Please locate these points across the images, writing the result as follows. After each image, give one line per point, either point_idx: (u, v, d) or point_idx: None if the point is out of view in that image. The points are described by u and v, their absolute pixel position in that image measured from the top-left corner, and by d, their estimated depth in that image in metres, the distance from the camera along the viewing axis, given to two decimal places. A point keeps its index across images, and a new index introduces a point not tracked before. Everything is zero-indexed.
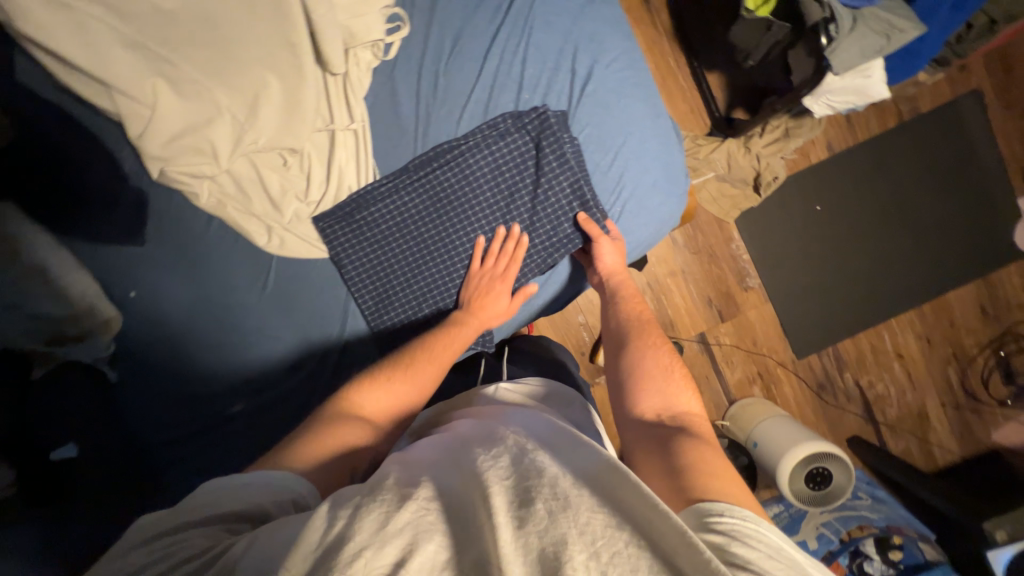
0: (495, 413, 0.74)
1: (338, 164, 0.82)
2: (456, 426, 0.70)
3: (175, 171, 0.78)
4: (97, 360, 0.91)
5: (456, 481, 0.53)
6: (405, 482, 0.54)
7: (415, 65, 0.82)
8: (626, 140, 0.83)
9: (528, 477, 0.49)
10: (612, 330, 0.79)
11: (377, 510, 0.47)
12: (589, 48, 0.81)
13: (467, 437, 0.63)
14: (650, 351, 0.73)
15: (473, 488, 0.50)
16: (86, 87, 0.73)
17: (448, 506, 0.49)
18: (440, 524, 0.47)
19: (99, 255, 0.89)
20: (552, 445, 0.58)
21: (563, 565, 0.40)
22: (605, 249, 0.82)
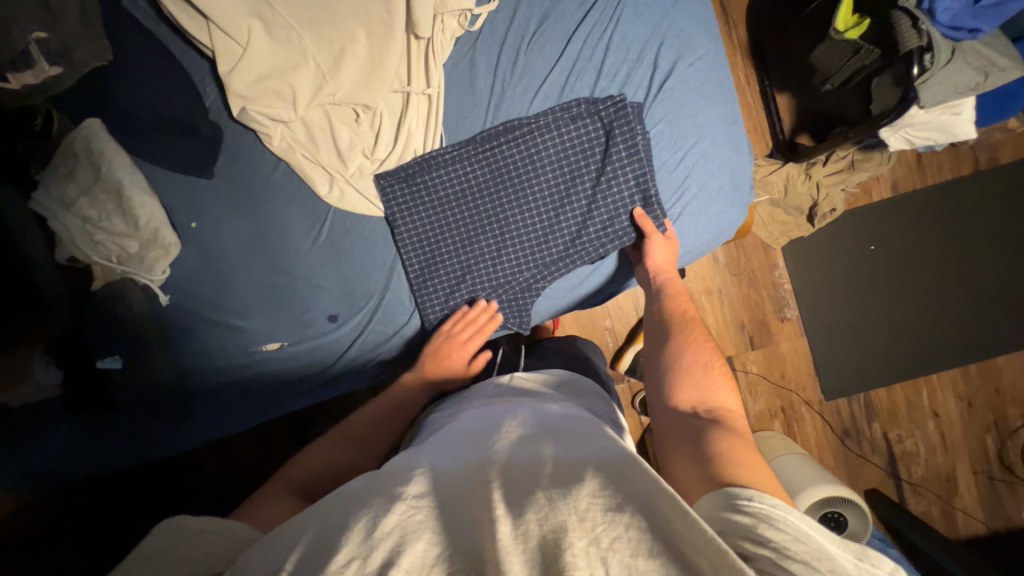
0: (505, 401, 0.73)
1: (408, 126, 0.84)
2: (462, 416, 0.71)
3: (254, 112, 0.81)
4: (150, 281, 0.92)
5: (459, 474, 0.54)
6: (407, 471, 0.55)
7: (498, 39, 0.83)
8: (697, 142, 0.82)
9: (529, 475, 0.51)
10: (654, 323, 0.79)
11: (365, 518, 0.46)
12: (674, 45, 0.80)
13: (471, 433, 0.64)
14: (691, 347, 0.72)
15: (475, 484, 0.52)
16: (192, 21, 0.78)
17: (443, 500, 0.50)
18: (431, 521, 0.46)
19: (166, 182, 0.92)
20: (557, 434, 0.59)
21: (562, 551, 0.41)
22: (657, 246, 0.81)
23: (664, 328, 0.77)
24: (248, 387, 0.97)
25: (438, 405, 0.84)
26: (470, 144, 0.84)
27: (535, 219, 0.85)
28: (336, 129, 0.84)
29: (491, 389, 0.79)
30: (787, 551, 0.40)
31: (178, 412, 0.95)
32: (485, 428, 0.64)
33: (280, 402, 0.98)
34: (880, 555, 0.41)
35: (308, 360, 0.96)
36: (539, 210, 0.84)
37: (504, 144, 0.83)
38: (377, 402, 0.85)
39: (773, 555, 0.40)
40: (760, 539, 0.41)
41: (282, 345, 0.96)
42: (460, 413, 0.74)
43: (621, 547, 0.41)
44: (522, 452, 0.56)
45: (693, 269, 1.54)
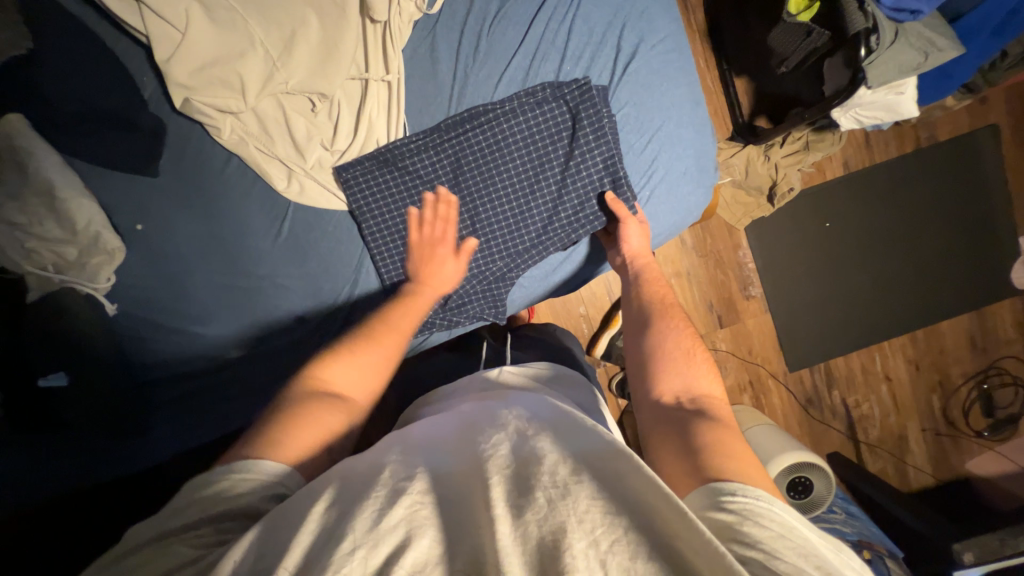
0: (496, 395, 0.72)
1: (369, 115, 0.80)
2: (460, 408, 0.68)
3: (199, 103, 0.75)
4: (95, 290, 0.87)
5: (457, 470, 0.52)
6: (402, 467, 0.52)
7: (458, 23, 0.80)
8: (663, 125, 0.82)
9: (529, 466, 0.48)
10: (635, 313, 0.79)
11: (371, 508, 0.45)
12: (636, 27, 0.80)
13: (469, 422, 0.62)
14: (671, 337, 0.72)
15: (474, 480, 0.49)
16: (120, 4, 0.72)
17: (445, 499, 0.47)
18: (434, 519, 0.45)
19: (105, 182, 0.85)
20: (557, 424, 0.57)
21: (562, 553, 0.39)
22: (631, 232, 0.81)
23: (645, 319, 0.77)
24: (212, 397, 0.94)
25: (421, 402, 0.82)
26: (435, 131, 0.81)
27: (505, 206, 0.83)
28: (291, 119, 0.79)
29: (479, 384, 0.78)
30: (773, 547, 0.41)
31: (133, 430, 0.91)
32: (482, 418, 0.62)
33: (249, 408, 0.95)
34: (845, 549, 0.45)
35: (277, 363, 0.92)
36: (507, 197, 0.83)
37: (471, 130, 0.80)
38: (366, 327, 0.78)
39: (761, 553, 0.40)
40: (747, 539, 0.42)
41: (248, 349, 0.92)
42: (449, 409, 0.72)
43: (620, 551, 0.39)
44: (523, 441, 0.53)
45: (661, 252, 1.57)
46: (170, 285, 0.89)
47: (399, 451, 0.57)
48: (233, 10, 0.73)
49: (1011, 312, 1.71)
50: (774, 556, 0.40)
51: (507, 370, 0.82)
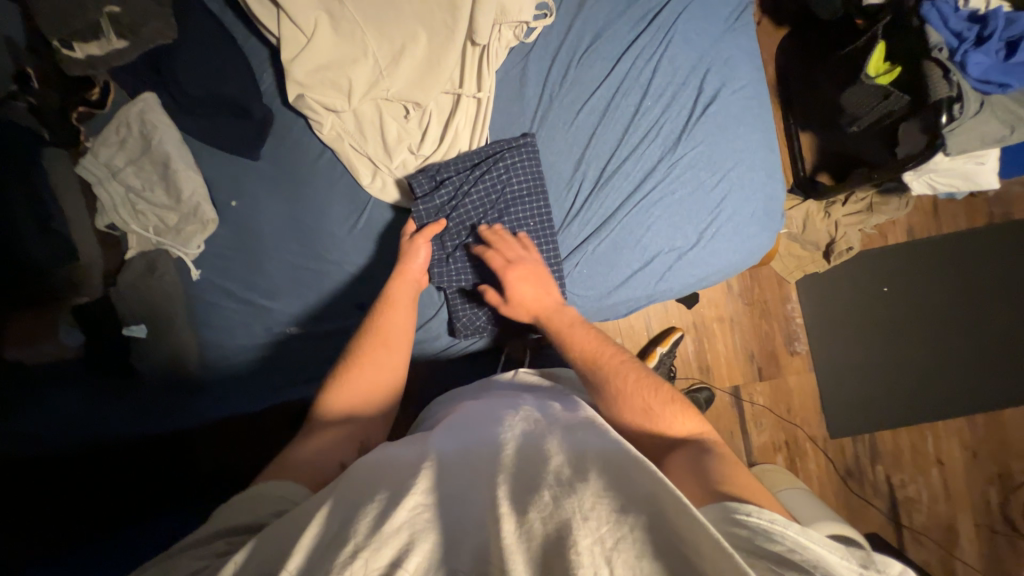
0: (507, 395, 0.71)
1: (456, 127, 0.86)
2: (466, 411, 0.68)
3: (311, 99, 0.83)
4: (185, 256, 0.94)
5: (464, 470, 0.51)
6: (409, 466, 0.52)
7: (551, 53, 0.86)
8: (734, 167, 0.85)
9: (534, 466, 0.48)
10: (584, 376, 0.71)
11: (372, 513, 0.43)
12: (719, 72, 0.84)
13: (474, 426, 0.62)
14: (623, 393, 0.66)
15: (482, 480, 0.48)
16: (261, 8, 0.81)
17: (445, 499, 0.46)
18: (436, 521, 0.43)
19: (210, 160, 0.94)
20: (563, 426, 0.57)
21: (568, 549, 0.38)
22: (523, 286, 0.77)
23: (592, 380, 0.70)
24: (266, 369, 0.98)
25: (446, 397, 0.82)
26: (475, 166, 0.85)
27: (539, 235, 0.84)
28: (386, 123, 0.86)
29: (496, 385, 0.78)
30: (787, 558, 0.41)
31: (189, 388, 0.96)
32: (491, 420, 0.62)
33: (295, 386, 0.99)
34: (880, 560, 0.43)
35: (330, 346, 0.97)
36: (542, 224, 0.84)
37: (473, 177, 0.83)
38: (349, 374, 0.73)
39: (777, 563, 0.40)
40: (761, 550, 0.42)
41: (307, 329, 0.97)
42: (460, 407, 0.71)
43: (625, 548, 0.39)
44: (529, 442, 0.54)
45: (707, 295, 1.55)
46: (248, 259, 0.95)
47: (410, 447, 0.58)
48: (353, 22, 0.81)
49: None
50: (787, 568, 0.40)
51: (521, 373, 0.81)
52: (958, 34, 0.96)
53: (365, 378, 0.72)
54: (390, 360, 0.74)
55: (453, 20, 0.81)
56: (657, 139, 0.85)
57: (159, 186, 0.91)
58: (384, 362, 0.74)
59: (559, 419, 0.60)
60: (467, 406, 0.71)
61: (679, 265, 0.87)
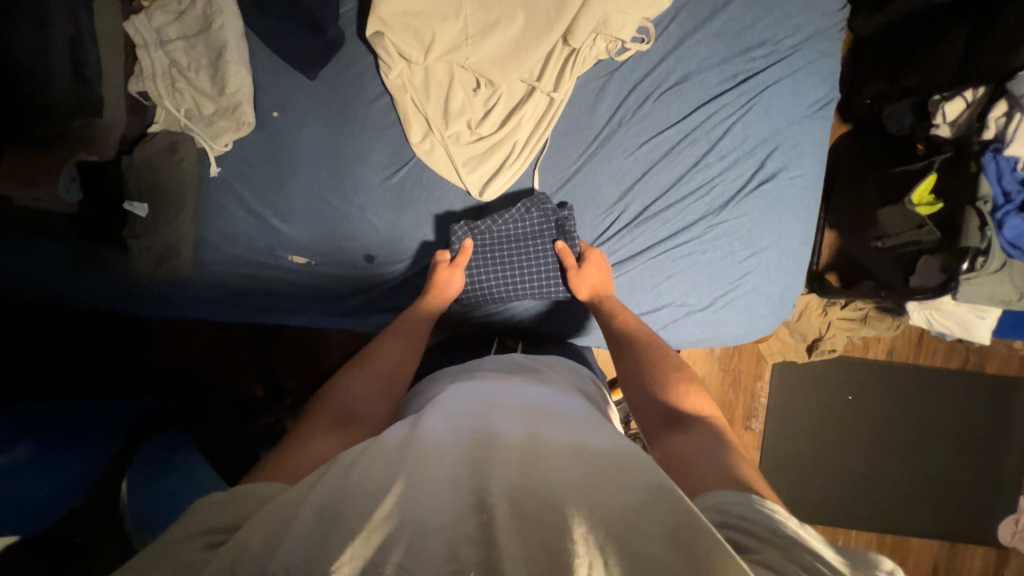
0: (500, 376, 0.72)
1: (519, 118, 0.85)
2: (459, 386, 0.68)
3: (389, 42, 0.80)
4: (210, 149, 0.91)
5: (454, 448, 0.50)
6: (396, 444, 0.50)
7: (636, 78, 0.85)
8: (768, 246, 0.86)
9: (526, 454, 0.49)
10: (618, 353, 0.79)
11: (361, 505, 0.42)
12: (784, 156, 0.85)
13: (465, 405, 0.60)
14: (653, 366, 0.75)
15: (472, 458, 0.48)
16: None
17: (434, 477, 0.45)
18: (425, 500, 0.43)
19: (264, 63, 0.90)
20: (557, 419, 0.58)
21: (564, 537, 0.39)
22: (591, 272, 0.84)
23: (628, 357, 0.77)
24: (254, 286, 0.96)
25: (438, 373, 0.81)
26: (522, 170, 0.87)
27: (550, 257, 0.87)
28: (454, 89, 0.85)
29: (491, 364, 0.78)
30: (792, 541, 0.40)
31: (175, 282, 0.95)
32: (488, 399, 0.62)
33: (277, 312, 0.98)
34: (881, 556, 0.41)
35: (326, 286, 0.96)
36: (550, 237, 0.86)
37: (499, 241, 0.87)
38: (353, 384, 0.72)
39: (780, 549, 0.40)
40: (731, 515, 0.44)
41: (309, 262, 0.95)
42: (452, 384, 0.70)
43: (618, 542, 0.40)
44: (522, 429, 0.54)
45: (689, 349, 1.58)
46: (272, 175, 0.92)
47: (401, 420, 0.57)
48: None
49: (982, 563, 1.69)
50: (732, 523, 0.44)
51: (516, 358, 0.81)
52: (1007, 193, 1.00)
53: (371, 372, 0.75)
54: (397, 351, 0.79)
55: (557, 13, 0.79)
56: (706, 195, 0.86)
57: (205, 71, 0.87)
58: (390, 352, 0.78)
59: (549, 406, 0.61)
60: (464, 380, 0.71)
61: (684, 321, 0.89)
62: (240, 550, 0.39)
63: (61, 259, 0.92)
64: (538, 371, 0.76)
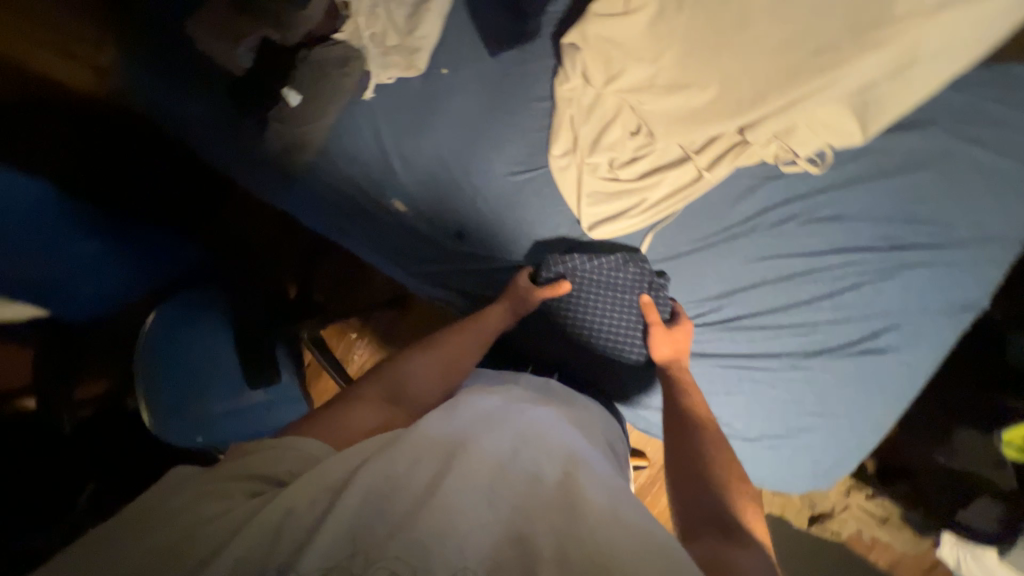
0: (550, 402, 0.72)
1: (661, 179, 0.84)
2: (509, 395, 0.69)
3: (576, 59, 0.83)
4: (375, 76, 0.96)
5: (497, 462, 0.51)
6: (437, 446, 0.52)
7: (790, 194, 0.81)
8: (841, 415, 0.79)
9: (569, 496, 0.48)
10: (678, 418, 0.72)
11: (401, 508, 0.45)
12: (902, 336, 0.78)
13: (512, 418, 0.61)
14: (715, 448, 0.68)
15: (513, 483, 0.48)
16: None
17: (475, 492, 0.47)
18: (464, 516, 0.44)
19: (458, 25, 0.95)
20: (600, 467, 0.57)
21: None
22: (680, 336, 0.79)
23: (688, 429, 0.70)
24: (349, 209, 1.00)
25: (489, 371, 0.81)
26: (639, 225, 0.86)
27: (635, 310, 0.85)
28: (614, 125, 0.85)
29: (543, 385, 0.79)
30: None
31: (284, 173, 1.00)
32: (535, 421, 0.61)
33: (356, 241, 1.03)
34: None
35: (409, 239, 0.98)
36: (637, 293, 0.84)
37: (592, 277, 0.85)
38: (414, 360, 0.74)
39: None
40: None
41: (404, 211, 0.97)
42: (504, 388, 0.71)
43: None
44: (566, 465, 0.53)
45: None
46: (414, 122, 0.96)
47: (443, 414, 0.59)
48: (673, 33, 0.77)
49: None
50: None
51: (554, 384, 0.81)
52: None
53: (437, 354, 0.75)
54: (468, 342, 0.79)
55: (747, 104, 0.74)
56: (802, 335, 0.80)
57: (405, 9, 0.94)
58: (458, 341, 0.78)
59: (591, 453, 0.61)
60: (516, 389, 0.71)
61: None
62: (288, 510, 0.44)
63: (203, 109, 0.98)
64: (585, 413, 0.77)
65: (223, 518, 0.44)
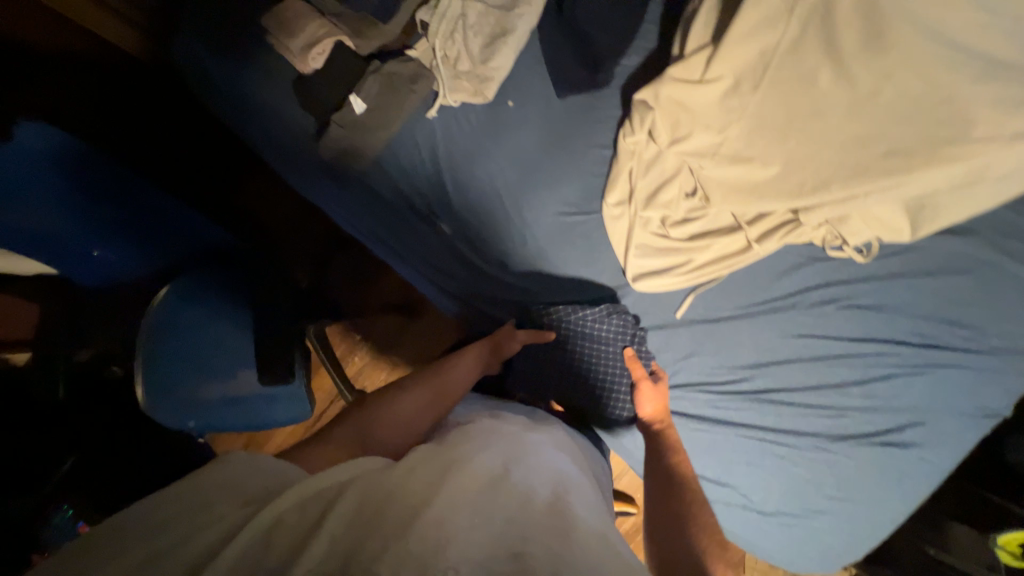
0: (536, 435, 0.71)
1: (710, 243, 0.86)
2: (494, 426, 0.69)
3: (644, 115, 0.85)
4: (441, 97, 0.97)
5: (486, 484, 0.50)
6: (427, 471, 0.52)
7: (833, 277, 0.83)
8: (858, 503, 0.80)
9: (560, 520, 0.48)
10: (653, 472, 0.78)
11: (393, 522, 0.43)
12: (926, 434, 0.79)
13: (499, 446, 0.61)
14: (685, 506, 0.74)
15: (504, 504, 0.48)
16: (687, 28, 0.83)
17: (467, 511, 0.45)
18: (458, 532, 0.42)
19: (530, 62, 0.97)
20: (587, 500, 0.57)
21: None
22: (654, 393, 0.82)
23: (660, 486, 0.77)
24: (400, 224, 1.04)
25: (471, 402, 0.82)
26: (682, 285, 0.87)
27: (619, 365, 0.85)
28: (671, 184, 0.87)
29: (528, 418, 0.78)
30: None
31: (339, 175, 1.02)
32: (521, 453, 0.61)
33: (404, 256, 1.07)
34: None
35: (454, 259, 1.01)
36: (623, 345, 0.85)
37: (574, 332, 0.86)
38: (393, 403, 0.74)
39: None
40: None
41: (451, 232, 0.98)
42: (486, 420, 0.71)
43: None
44: (553, 493, 0.53)
45: None
46: (473, 147, 0.97)
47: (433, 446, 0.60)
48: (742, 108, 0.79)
49: None
50: None
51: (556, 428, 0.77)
52: None
53: (420, 392, 0.76)
54: (458, 376, 0.80)
55: (808, 188, 0.76)
56: (828, 419, 0.81)
57: (482, 38, 0.96)
58: (440, 381, 0.79)
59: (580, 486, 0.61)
60: (509, 423, 0.71)
61: (734, 510, 0.83)
62: (277, 518, 0.42)
63: (273, 101, 1.01)
64: (573, 449, 0.75)
65: (198, 537, 0.40)
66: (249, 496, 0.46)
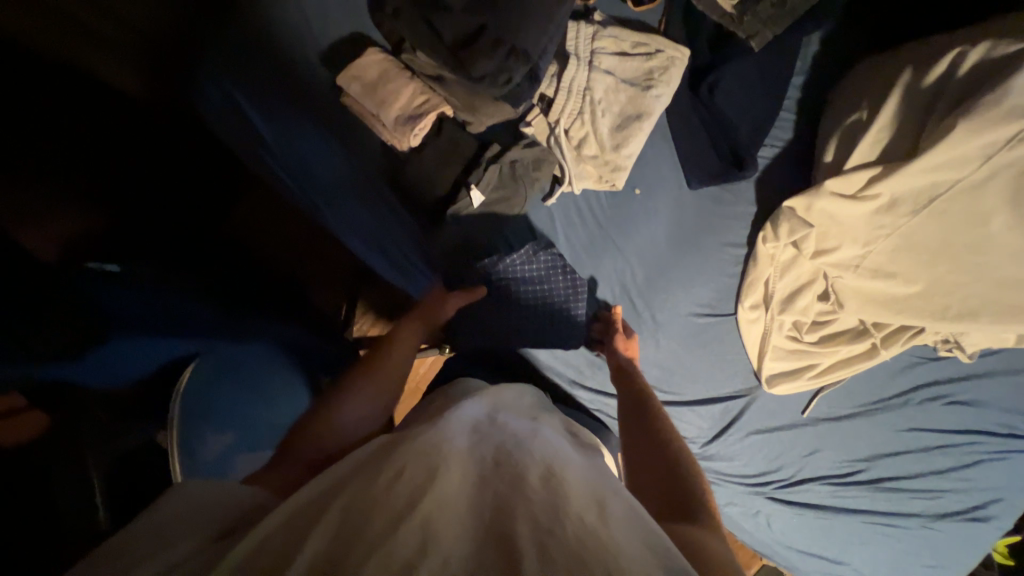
0: (533, 396, 0.63)
1: (838, 349, 0.89)
2: (489, 395, 0.57)
3: (790, 226, 0.83)
4: (565, 185, 0.86)
5: (490, 462, 0.41)
6: (425, 448, 0.41)
7: (940, 376, 0.91)
8: (947, 566, 0.94)
9: (551, 484, 0.38)
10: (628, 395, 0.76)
11: (379, 520, 0.34)
12: (1002, 508, 0.93)
13: (496, 411, 0.51)
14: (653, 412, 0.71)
15: (505, 485, 0.38)
16: (842, 142, 0.81)
17: (461, 505, 0.36)
18: (444, 531, 0.33)
19: (659, 148, 0.89)
20: (585, 457, 0.48)
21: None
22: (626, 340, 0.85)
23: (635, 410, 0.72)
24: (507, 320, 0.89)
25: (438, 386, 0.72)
26: (809, 387, 0.91)
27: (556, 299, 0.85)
28: (807, 291, 0.87)
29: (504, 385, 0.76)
30: None
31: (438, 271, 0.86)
32: (523, 419, 0.52)
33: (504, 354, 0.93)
34: None
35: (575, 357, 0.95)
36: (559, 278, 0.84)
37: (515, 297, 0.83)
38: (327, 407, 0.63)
39: None
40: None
41: None
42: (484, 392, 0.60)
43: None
44: (539, 448, 0.44)
45: None
46: (599, 241, 0.90)
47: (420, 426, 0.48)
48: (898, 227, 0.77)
49: None
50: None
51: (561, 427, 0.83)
52: None
53: (364, 382, 0.66)
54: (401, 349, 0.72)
55: (949, 313, 0.79)
56: (929, 500, 0.92)
57: (610, 118, 0.84)
58: (381, 366, 0.69)
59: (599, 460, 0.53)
60: (497, 392, 0.59)
61: None
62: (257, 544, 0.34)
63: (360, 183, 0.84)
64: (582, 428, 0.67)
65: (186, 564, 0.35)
66: (216, 532, 0.39)
